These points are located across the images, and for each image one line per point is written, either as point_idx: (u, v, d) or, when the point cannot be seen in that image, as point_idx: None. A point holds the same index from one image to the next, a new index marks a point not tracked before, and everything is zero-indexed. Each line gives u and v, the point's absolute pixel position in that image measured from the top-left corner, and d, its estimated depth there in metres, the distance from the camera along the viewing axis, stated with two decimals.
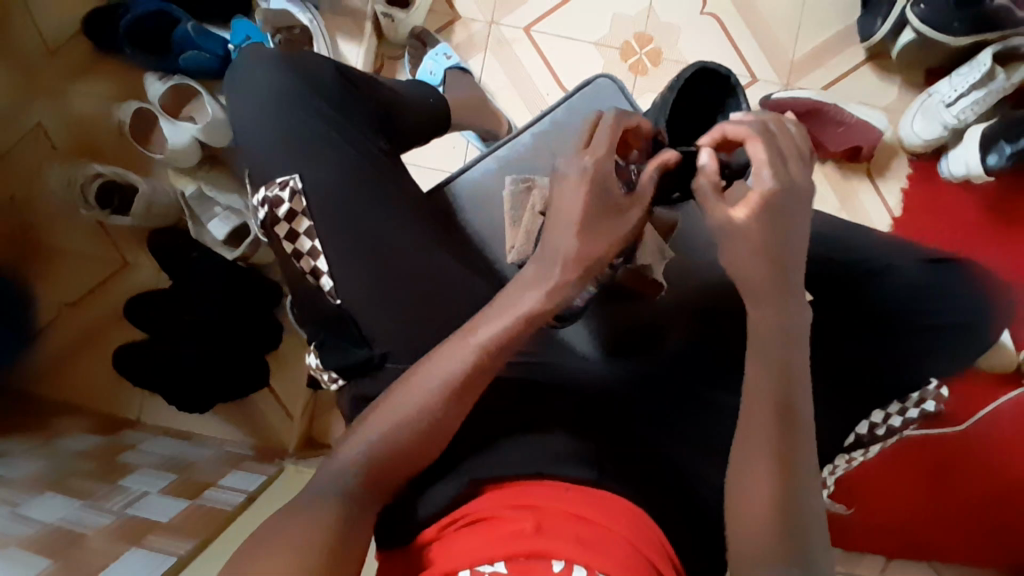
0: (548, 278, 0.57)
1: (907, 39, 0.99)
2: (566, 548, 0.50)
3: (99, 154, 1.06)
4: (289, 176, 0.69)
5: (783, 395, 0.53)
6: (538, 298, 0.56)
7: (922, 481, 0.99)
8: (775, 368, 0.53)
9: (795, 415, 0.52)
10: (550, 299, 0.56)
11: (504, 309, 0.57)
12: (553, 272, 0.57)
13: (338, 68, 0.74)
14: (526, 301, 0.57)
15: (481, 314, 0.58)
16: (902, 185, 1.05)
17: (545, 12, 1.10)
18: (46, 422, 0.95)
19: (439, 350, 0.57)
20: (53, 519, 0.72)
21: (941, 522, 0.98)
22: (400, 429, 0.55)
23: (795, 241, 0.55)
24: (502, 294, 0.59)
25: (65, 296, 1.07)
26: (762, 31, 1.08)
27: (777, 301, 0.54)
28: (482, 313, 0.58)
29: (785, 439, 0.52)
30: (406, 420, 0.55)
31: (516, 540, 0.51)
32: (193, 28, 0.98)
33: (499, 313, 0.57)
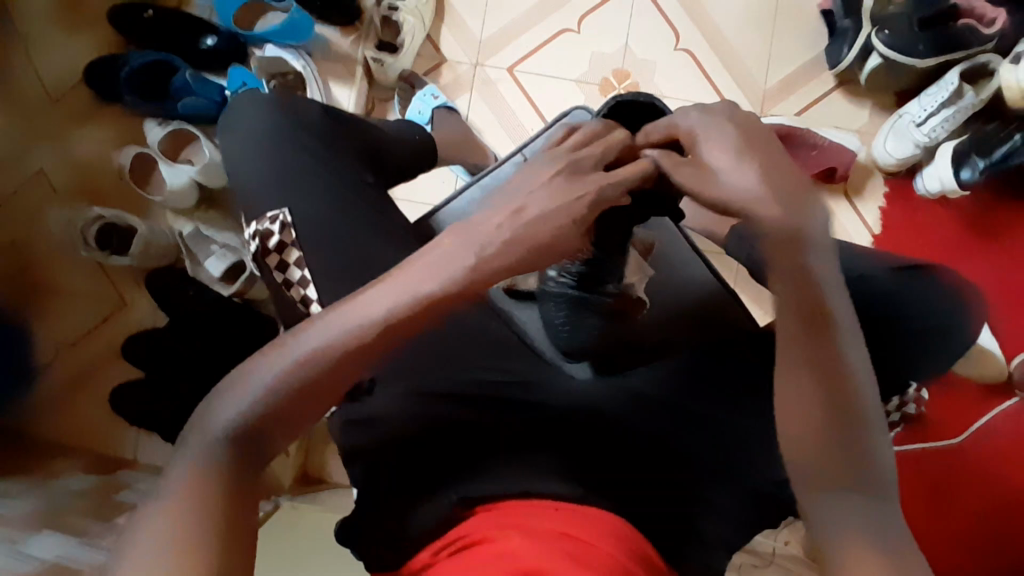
0: (396, 281, 0.50)
1: (874, 64, 1.03)
2: (560, 566, 0.50)
3: (100, 199, 1.10)
4: (279, 210, 0.72)
5: (832, 330, 0.48)
6: (381, 298, 0.49)
7: (924, 498, 0.98)
8: (803, 315, 0.48)
9: (829, 328, 0.47)
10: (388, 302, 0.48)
11: (342, 311, 0.48)
12: (388, 279, 0.50)
13: (326, 109, 0.79)
14: (369, 300, 0.49)
15: (322, 334, 0.48)
16: (879, 204, 1.07)
17: (527, 52, 1.15)
18: (43, 463, 0.96)
19: (271, 355, 0.48)
20: (51, 554, 0.73)
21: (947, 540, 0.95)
22: (280, 391, 0.47)
23: (803, 200, 0.51)
24: (359, 321, 0.48)
25: (64, 336, 1.08)
26: (734, 63, 1.13)
27: (796, 258, 0.49)
28: (324, 334, 0.48)
29: (834, 377, 0.46)
30: (306, 367, 0.47)
31: (506, 563, 0.50)
32: (191, 76, 1.03)
33: (337, 318, 0.48)
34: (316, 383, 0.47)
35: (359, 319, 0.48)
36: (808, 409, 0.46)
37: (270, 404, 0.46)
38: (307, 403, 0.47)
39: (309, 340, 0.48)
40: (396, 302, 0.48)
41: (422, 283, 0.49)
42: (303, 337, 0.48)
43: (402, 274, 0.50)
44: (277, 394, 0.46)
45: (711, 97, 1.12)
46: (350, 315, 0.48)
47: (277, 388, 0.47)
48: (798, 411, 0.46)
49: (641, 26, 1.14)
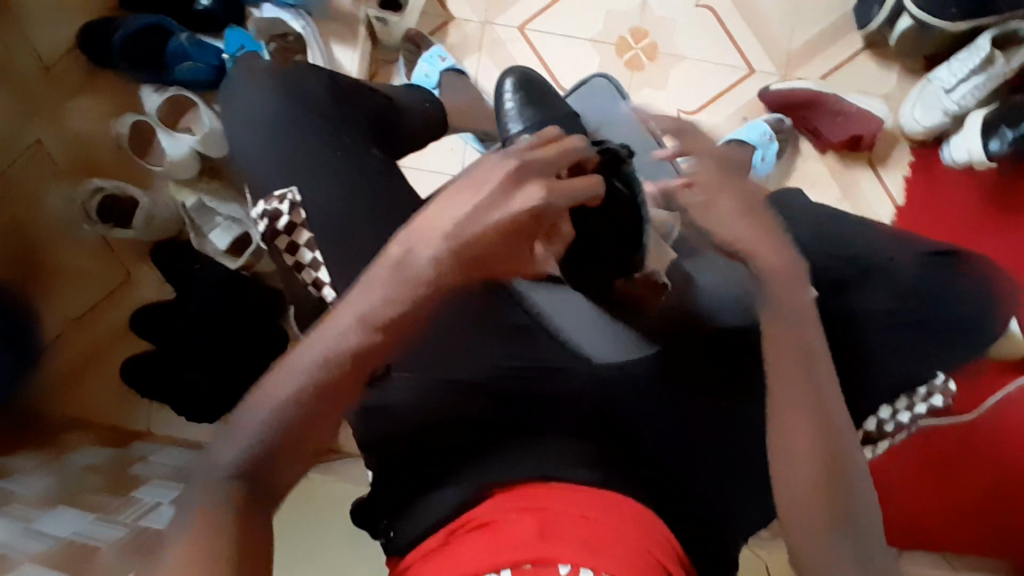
0: (372, 302, 0.48)
1: (905, 26, 0.97)
2: (570, 554, 0.49)
3: (99, 171, 1.08)
4: (287, 188, 0.69)
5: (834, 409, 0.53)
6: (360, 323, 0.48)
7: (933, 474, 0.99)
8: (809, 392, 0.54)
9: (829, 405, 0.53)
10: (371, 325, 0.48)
11: (320, 340, 0.48)
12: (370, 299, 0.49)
13: (331, 77, 0.75)
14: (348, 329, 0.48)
15: (306, 361, 0.47)
16: (904, 172, 1.04)
17: (538, 10, 1.09)
18: (57, 437, 0.96)
19: (262, 392, 0.47)
20: (67, 532, 0.75)
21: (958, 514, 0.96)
22: (268, 435, 0.46)
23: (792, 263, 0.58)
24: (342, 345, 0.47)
25: (69, 311, 1.07)
26: (758, 22, 1.07)
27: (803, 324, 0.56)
28: (308, 361, 0.47)
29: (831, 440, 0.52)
30: (287, 403, 0.46)
31: (519, 548, 0.50)
32: (187, 39, 0.99)
33: (316, 345, 0.48)
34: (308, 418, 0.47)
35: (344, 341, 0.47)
36: (806, 478, 0.52)
37: (268, 440, 0.46)
38: (304, 433, 0.47)
39: (296, 371, 0.47)
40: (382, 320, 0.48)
41: (388, 295, 0.48)
42: (288, 370, 0.47)
43: (379, 288, 0.49)
44: (274, 432, 0.46)
45: (732, 60, 1.07)
46: (321, 344, 0.48)
47: (263, 434, 0.46)
48: (798, 475, 0.52)
49: None
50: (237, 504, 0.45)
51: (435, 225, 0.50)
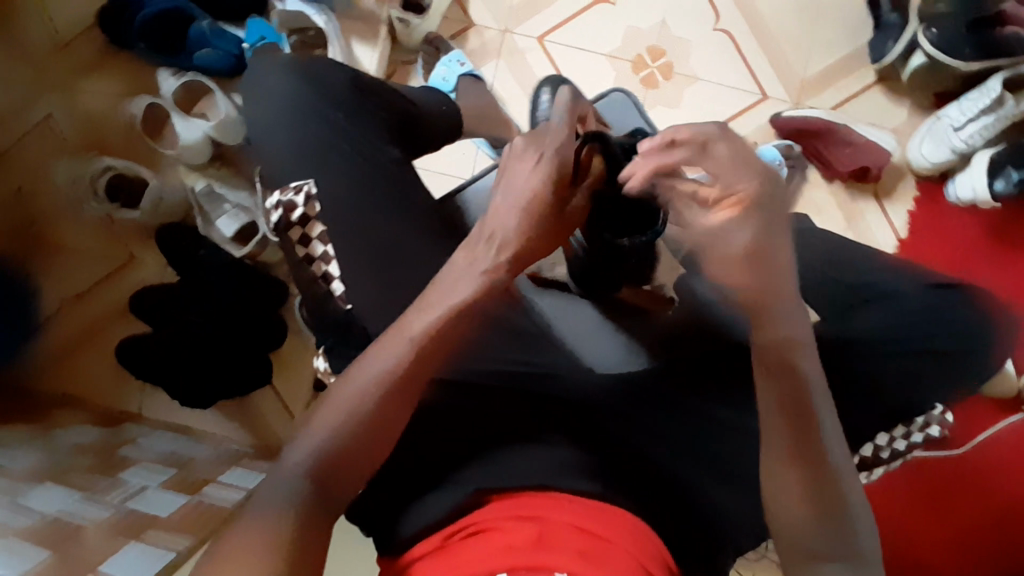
0: (450, 300, 0.57)
1: (917, 63, 1.00)
2: (566, 562, 0.49)
3: (109, 149, 1.08)
4: (304, 181, 0.69)
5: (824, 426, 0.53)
6: (437, 313, 0.56)
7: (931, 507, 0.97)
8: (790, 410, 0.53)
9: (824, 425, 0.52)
10: (447, 316, 0.56)
11: (397, 334, 0.56)
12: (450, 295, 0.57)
13: (355, 75, 0.76)
14: (424, 318, 0.56)
15: (387, 351, 0.55)
16: (908, 207, 1.05)
17: (559, 22, 1.10)
18: (47, 413, 0.96)
19: (344, 385, 0.54)
20: (52, 509, 0.74)
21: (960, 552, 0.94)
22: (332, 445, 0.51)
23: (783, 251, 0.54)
24: (419, 333, 0.55)
25: (71, 288, 1.07)
26: (773, 49, 1.09)
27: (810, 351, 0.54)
28: (389, 352, 0.55)
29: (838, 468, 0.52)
30: (349, 416, 0.52)
31: (515, 552, 0.50)
32: (209, 27, 1.00)
33: (394, 340, 0.55)
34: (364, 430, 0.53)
35: (422, 332, 0.55)
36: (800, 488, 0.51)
37: (354, 427, 0.52)
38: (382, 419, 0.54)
39: (382, 362, 0.54)
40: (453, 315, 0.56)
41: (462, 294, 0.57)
42: (370, 359, 0.55)
43: (457, 284, 0.58)
44: (357, 419, 0.52)
45: (746, 84, 1.08)
46: (379, 365, 0.54)
47: (337, 430, 0.52)
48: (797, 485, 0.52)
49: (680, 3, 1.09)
50: (300, 514, 0.49)
51: (491, 228, 0.60)
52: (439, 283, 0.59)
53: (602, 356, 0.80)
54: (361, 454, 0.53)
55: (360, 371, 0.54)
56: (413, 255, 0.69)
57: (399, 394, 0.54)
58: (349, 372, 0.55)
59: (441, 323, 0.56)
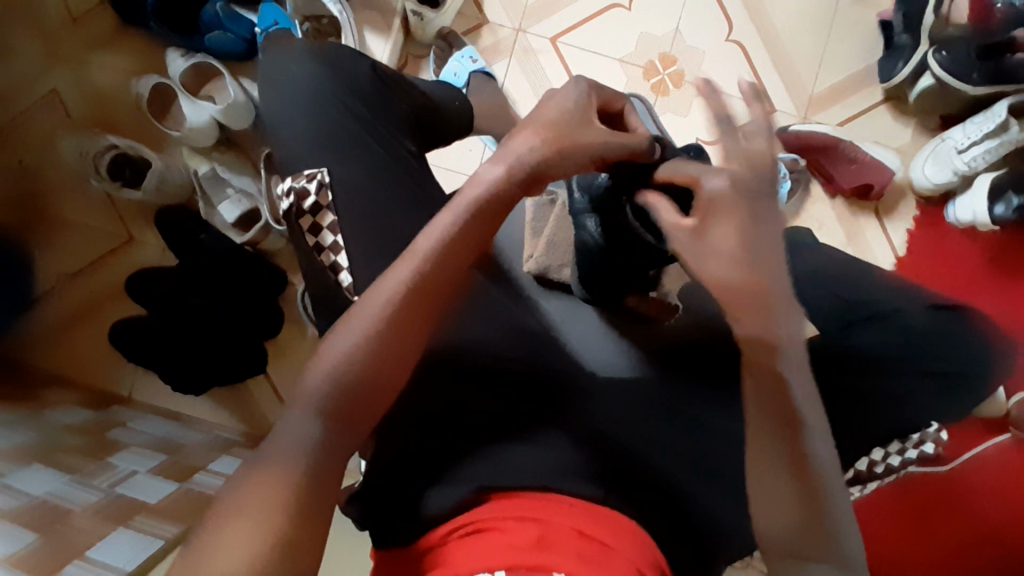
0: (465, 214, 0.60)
1: (927, 84, 1.01)
2: (567, 563, 0.50)
3: (112, 127, 1.06)
4: (317, 169, 0.68)
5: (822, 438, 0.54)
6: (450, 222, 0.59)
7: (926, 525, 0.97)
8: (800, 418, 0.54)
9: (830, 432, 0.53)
10: (459, 227, 0.59)
11: (411, 254, 0.58)
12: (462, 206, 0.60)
13: (374, 66, 0.75)
14: (439, 233, 0.59)
15: (401, 267, 0.57)
16: (907, 226, 1.06)
17: (573, 24, 1.10)
18: (36, 393, 0.94)
19: (362, 304, 0.55)
20: (41, 491, 0.73)
21: (932, 573, 0.93)
22: (353, 359, 0.53)
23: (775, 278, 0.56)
24: (433, 248, 0.58)
25: (65, 266, 1.05)
26: (783, 63, 1.09)
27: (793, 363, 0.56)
28: (403, 267, 0.57)
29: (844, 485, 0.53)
30: (369, 330, 0.54)
31: (517, 552, 0.51)
32: (222, 9, 0.98)
33: (407, 260, 0.57)
34: (383, 343, 0.54)
35: (434, 248, 0.58)
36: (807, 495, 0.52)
37: (371, 343, 0.54)
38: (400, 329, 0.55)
39: (398, 277, 0.56)
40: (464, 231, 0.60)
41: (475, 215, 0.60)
42: (386, 276, 0.57)
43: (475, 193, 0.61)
44: (377, 336, 0.54)
45: (755, 97, 1.09)
46: (395, 281, 0.56)
47: (355, 348, 0.53)
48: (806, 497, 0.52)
49: (694, 12, 1.10)
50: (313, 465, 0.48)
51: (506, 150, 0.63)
52: (453, 203, 0.61)
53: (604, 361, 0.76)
54: (385, 365, 0.54)
55: (378, 288, 0.56)
56: None
57: (414, 305, 0.56)
58: (364, 298, 0.56)
59: (454, 237, 0.59)
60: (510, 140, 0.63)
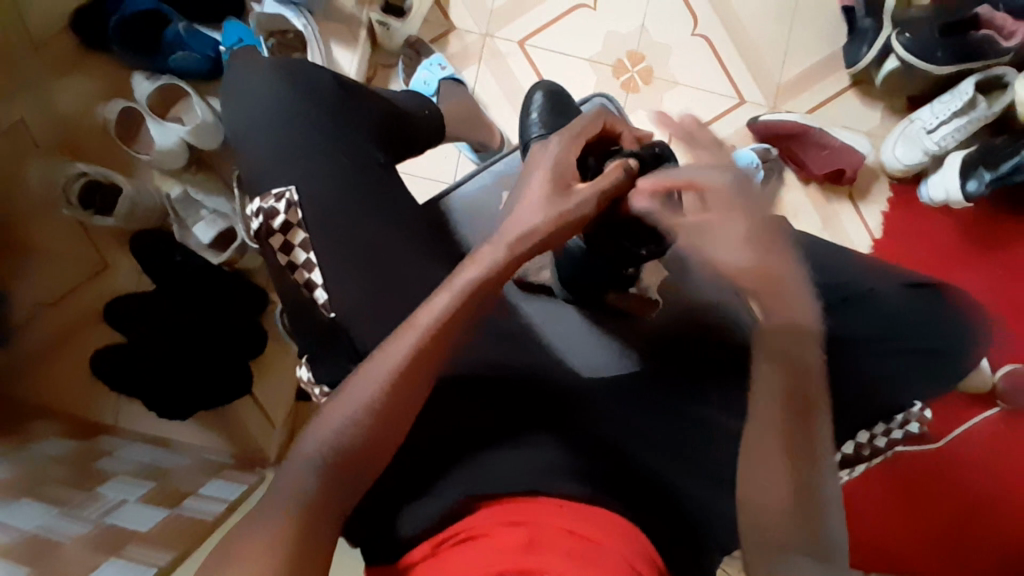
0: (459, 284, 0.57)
1: (892, 67, 1.02)
2: (557, 562, 0.50)
3: (82, 154, 1.06)
4: (284, 188, 0.68)
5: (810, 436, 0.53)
6: (448, 298, 0.56)
7: (911, 504, 0.99)
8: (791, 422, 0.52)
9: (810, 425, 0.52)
10: (458, 302, 0.56)
11: (411, 327, 0.55)
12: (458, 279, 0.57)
13: (338, 79, 0.75)
14: (436, 305, 0.56)
15: (398, 338, 0.55)
16: (882, 208, 1.07)
17: (540, 26, 1.10)
18: (18, 426, 0.93)
19: (362, 375, 0.54)
20: (30, 526, 0.72)
21: (913, 550, 0.98)
22: (350, 433, 0.52)
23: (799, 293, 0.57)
24: (433, 323, 0.55)
25: (41, 296, 1.04)
26: (750, 54, 1.10)
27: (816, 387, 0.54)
28: (400, 340, 0.55)
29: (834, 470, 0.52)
30: (370, 402, 0.53)
31: (507, 555, 0.51)
32: (184, 28, 0.98)
33: (407, 331, 0.55)
34: (381, 412, 0.53)
35: (431, 323, 0.55)
36: None
37: (370, 416, 0.53)
38: (401, 403, 0.54)
39: (402, 351, 0.54)
40: (462, 308, 0.56)
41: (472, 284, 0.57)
42: (385, 347, 0.55)
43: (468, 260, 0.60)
44: (375, 409, 0.53)
45: (725, 88, 1.10)
46: (393, 357, 0.54)
47: (353, 417, 0.52)
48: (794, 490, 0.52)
49: (659, 8, 1.10)
50: (305, 510, 0.49)
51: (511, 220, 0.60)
52: (452, 279, 0.58)
53: (594, 362, 0.80)
54: (379, 440, 0.53)
55: (377, 366, 0.54)
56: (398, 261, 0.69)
57: (412, 378, 0.54)
58: (365, 369, 0.54)
59: (454, 311, 0.56)
60: (512, 211, 0.61)
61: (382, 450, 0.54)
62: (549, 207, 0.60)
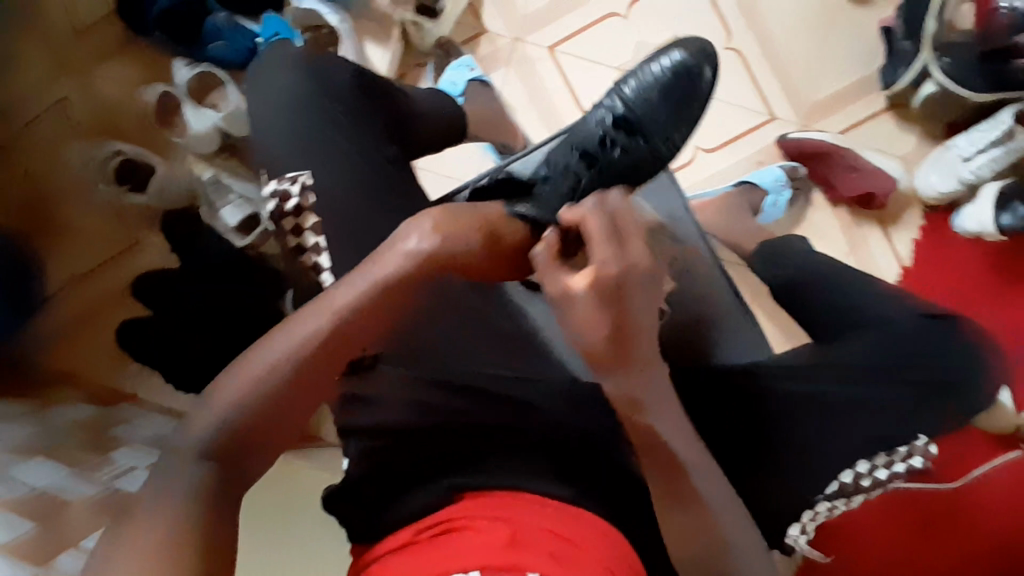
0: (353, 286, 0.54)
1: (929, 91, 0.99)
2: (537, 562, 0.49)
3: (120, 134, 1.11)
4: (301, 171, 0.70)
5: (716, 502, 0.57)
6: (349, 293, 0.54)
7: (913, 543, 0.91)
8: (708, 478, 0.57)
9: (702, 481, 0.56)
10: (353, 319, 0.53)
11: (288, 332, 0.52)
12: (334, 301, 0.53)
13: (357, 73, 0.76)
14: (322, 317, 0.53)
15: (280, 329, 0.53)
16: (913, 236, 1.04)
17: (571, 33, 1.11)
18: (42, 389, 0.97)
19: (243, 365, 0.51)
20: (42, 483, 0.77)
21: None
22: (241, 411, 0.50)
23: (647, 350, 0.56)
24: (330, 324, 0.53)
25: (76, 268, 1.11)
26: (784, 70, 1.08)
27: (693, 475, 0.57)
28: (278, 333, 0.53)
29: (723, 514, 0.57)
30: (258, 387, 0.50)
31: (491, 550, 0.50)
32: (224, 21, 1.02)
33: (288, 332, 0.52)
34: (262, 403, 0.50)
35: (314, 324, 0.53)
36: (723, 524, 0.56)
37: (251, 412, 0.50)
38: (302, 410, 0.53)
39: (283, 349, 0.52)
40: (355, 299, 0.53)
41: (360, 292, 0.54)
42: (261, 345, 0.52)
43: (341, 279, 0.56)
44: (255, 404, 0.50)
45: (754, 104, 1.08)
46: (278, 346, 0.52)
47: (240, 412, 0.50)
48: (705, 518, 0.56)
49: (692, 21, 1.10)
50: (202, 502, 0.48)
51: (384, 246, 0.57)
52: (338, 291, 0.54)
53: None
54: (268, 424, 0.51)
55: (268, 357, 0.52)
56: None
57: (311, 373, 0.52)
58: (250, 360, 0.52)
59: (341, 319, 0.53)
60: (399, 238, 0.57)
61: (305, 418, 0.54)
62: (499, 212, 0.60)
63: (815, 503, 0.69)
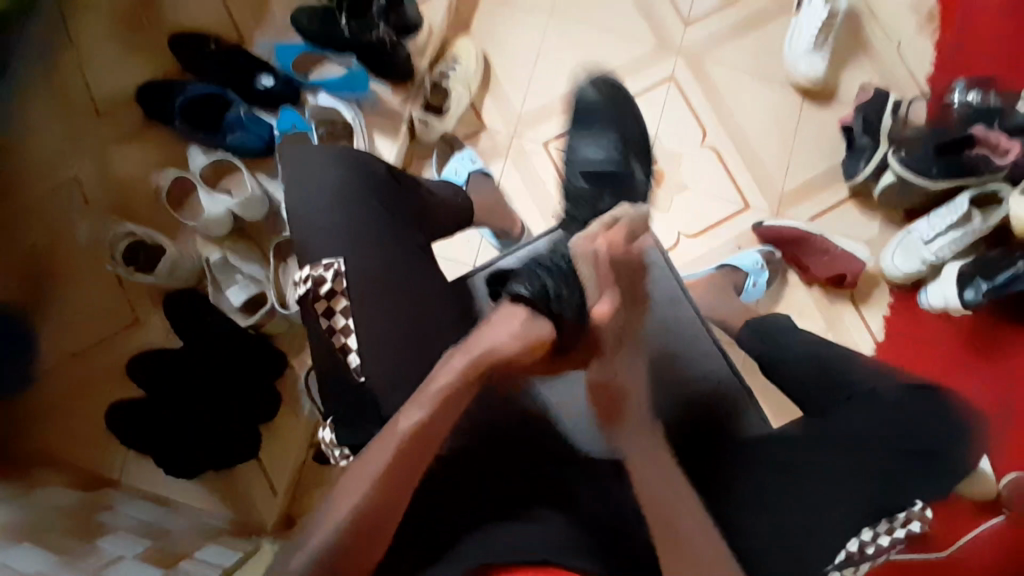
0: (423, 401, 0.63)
1: (889, 180, 1.10)
2: None
3: (129, 215, 1.13)
4: (334, 259, 0.74)
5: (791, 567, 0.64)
6: (417, 418, 0.62)
7: None
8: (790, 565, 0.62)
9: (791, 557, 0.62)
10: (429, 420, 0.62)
11: (365, 470, 0.60)
12: (422, 395, 0.63)
13: (390, 168, 0.81)
14: (404, 422, 0.62)
15: (366, 448, 0.61)
16: (884, 312, 1.12)
17: (564, 129, 1.20)
18: (27, 474, 0.94)
19: (334, 494, 0.59)
20: (29, 570, 0.72)
21: None
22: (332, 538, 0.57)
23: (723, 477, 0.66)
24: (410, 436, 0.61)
25: (68, 347, 1.09)
26: (756, 164, 1.19)
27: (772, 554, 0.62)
28: (365, 449, 0.61)
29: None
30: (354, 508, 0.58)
31: None
32: (245, 113, 1.10)
33: (378, 447, 0.61)
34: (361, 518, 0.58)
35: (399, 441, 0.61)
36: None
37: (353, 530, 0.58)
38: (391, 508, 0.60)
39: (372, 474, 0.59)
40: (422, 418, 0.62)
41: (435, 405, 0.63)
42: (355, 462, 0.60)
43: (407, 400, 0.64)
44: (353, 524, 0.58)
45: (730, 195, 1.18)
46: (365, 471, 0.59)
47: (333, 533, 0.57)
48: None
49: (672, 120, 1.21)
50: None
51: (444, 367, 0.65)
52: (415, 399, 0.63)
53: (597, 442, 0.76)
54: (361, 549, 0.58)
55: (355, 483, 0.59)
56: (428, 338, 0.74)
57: (396, 483, 0.60)
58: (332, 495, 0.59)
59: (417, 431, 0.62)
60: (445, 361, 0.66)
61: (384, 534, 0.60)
62: (534, 326, 0.66)
63: (827, 571, 0.73)
